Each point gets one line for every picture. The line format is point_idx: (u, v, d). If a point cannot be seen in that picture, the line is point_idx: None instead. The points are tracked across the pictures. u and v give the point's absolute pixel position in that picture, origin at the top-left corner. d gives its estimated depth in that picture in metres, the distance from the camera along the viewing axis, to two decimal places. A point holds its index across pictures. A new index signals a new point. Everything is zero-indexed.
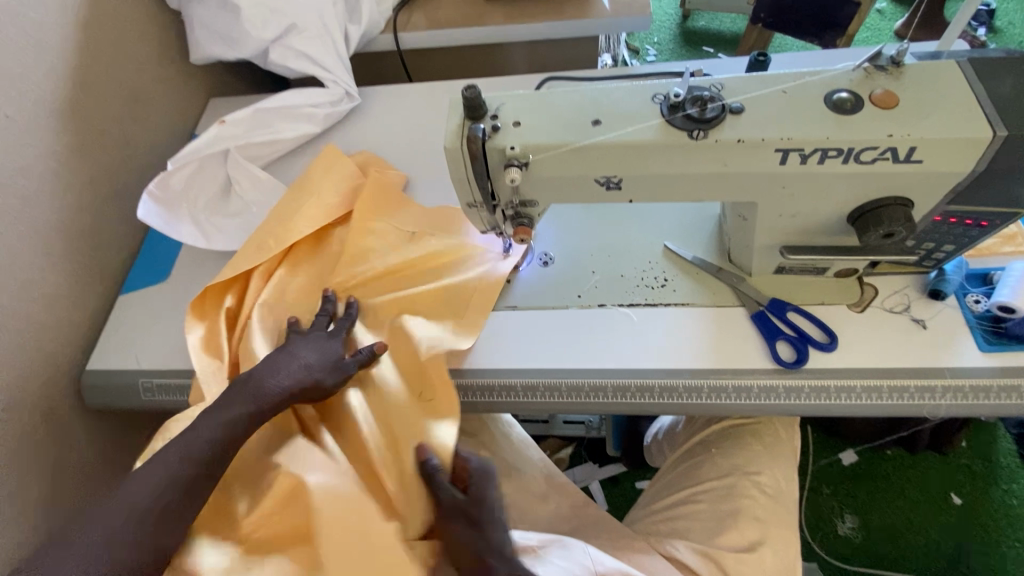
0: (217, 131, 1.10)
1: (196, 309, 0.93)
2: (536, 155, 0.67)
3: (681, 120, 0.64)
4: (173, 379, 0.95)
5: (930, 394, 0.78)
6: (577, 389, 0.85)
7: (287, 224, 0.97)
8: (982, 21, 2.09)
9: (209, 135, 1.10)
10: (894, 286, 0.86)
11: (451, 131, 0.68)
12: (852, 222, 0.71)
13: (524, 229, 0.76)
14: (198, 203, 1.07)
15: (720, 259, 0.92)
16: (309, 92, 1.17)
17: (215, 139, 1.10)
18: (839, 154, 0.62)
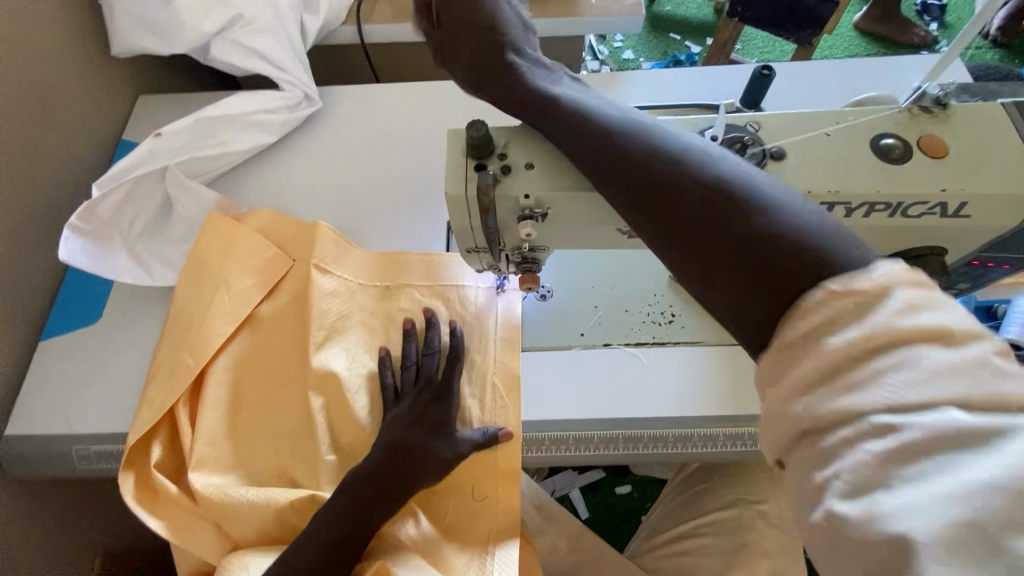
0: (152, 144, 0.94)
1: (126, 470, 0.78)
2: (554, 204, 0.58)
3: None
4: (116, 445, 0.81)
5: None
6: (586, 441, 0.80)
7: (204, 325, 0.83)
8: (933, 18, 2.07)
9: (143, 149, 0.93)
10: None
11: (452, 173, 0.58)
12: None
13: (531, 276, 0.67)
14: (134, 231, 0.92)
15: None
16: (261, 95, 1.01)
17: (151, 154, 0.94)
18: (886, 208, 0.57)
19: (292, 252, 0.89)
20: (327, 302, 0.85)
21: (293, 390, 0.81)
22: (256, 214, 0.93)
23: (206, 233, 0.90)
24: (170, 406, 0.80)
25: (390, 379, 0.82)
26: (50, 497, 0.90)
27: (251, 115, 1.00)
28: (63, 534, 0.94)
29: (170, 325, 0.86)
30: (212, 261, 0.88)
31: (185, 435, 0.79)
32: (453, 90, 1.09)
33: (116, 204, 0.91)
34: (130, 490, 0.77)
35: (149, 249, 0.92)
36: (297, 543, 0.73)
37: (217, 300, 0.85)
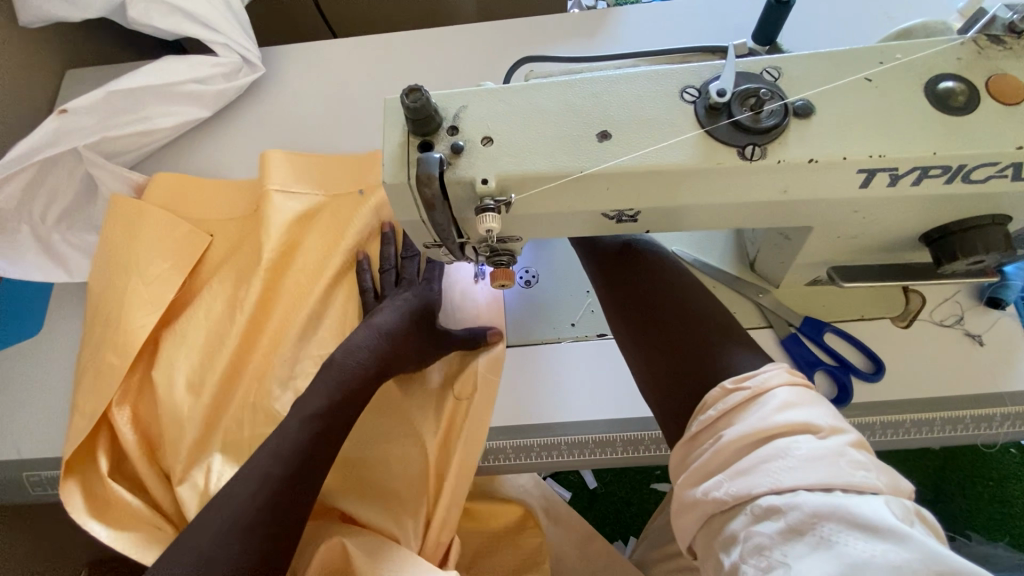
0: (54, 125, 0.79)
1: (68, 479, 0.71)
2: (520, 190, 0.46)
3: (725, 131, 0.44)
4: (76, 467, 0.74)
5: (986, 424, 0.67)
6: (580, 446, 0.70)
7: (122, 317, 0.75)
8: None
9: (45, 128, 0.79)
10: (942, 292, 0.72)
11: (391, 156, 0.47)
12: (929, 244, 0.55)
13: (504, 270, 0.56)
14: (46, 218, 0.83)
15: (740, 265, 0.76)
16: (189, 60, 0.87)
17: (58, 134, 0.79)
18: (944, 172, 0.44)
19: (207, 227, 0.82)
20: (294, 222, 0.80)
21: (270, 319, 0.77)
22: (160, 182, 0.84)
23: (109, 222, 0.81)
24: (104, 408, 0.73)
25: (370, 282, 0.78)
26: (13, 519, 0.85)
27: (178, 86, 0.86)
28: (39, 550, 0.89)
29: (99, 333, 0.76)
30: (119, 248, 0.80)
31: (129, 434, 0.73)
32: (418, 43, 0.94)
33: (19, 191, 0.80)
34: (77, 502, 0.70)
35: (65, 238, 0.83)
36: (277, 435, 0.65)
37: (131, 289, 0.77)
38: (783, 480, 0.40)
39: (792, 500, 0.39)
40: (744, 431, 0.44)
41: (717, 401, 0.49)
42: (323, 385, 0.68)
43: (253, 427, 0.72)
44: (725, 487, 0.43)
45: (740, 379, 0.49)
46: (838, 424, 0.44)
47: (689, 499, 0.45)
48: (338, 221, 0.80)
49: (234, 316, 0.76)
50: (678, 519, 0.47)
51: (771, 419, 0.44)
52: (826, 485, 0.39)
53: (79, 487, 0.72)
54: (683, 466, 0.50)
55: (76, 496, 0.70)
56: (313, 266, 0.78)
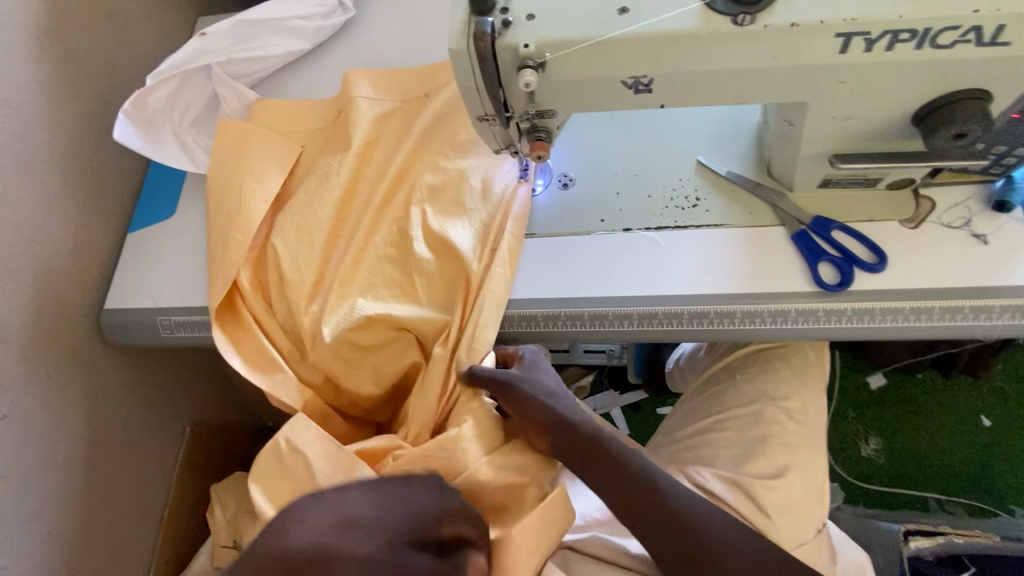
0: (195, 45, 1.03)
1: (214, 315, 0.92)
2: (554, 53, 0.58)
3: (724, 3, 0.54)
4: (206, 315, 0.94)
5: (985, 315, 0.72)
6: (601, 317, 0.82)
7: (243, 198, 0.95)
8: None
9: (189, 48, 1.02)
10: (953, 198, 0.77)
11: (455, 30, 0.60)
12: (918, 124, 0.62)
13: (542, 143, 0.69)
14: (183, 123, 1.04)
15: (759, 173, 0.84)
16: (297, 1, 1.06)
17: (197, 53, 1.03)
18: (912, 37, 0.53)
19: (302, 136, 1.02)
20: (379, 118, 0.99)
21: (354, 192, 0.95)
22: (269, 100, 1.04)
23: (226, 127, 1.02)
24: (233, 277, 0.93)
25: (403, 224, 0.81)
26: (143, 366, 1.07)
27: (286, 20, 1.05)
28: (158, 398, 1.11)
29: (221, 213, 0.95)
30: (238, 147, 0.99)
31: (254, 293, 0.93)
32: None
33: (165, 98, 1.02)
34: (219, 333, 0.90)
35: (195, 140, 1.04)
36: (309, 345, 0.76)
37: (247, 175, 0.96)
38: None
39: None
40: None
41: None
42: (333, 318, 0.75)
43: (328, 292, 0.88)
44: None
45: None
46: None
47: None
48: (411, 116, 0.98)
49: (317, 201, 0.94)
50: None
51: None
52: None
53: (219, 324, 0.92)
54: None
55: (225, 342, 0.90)
56: (390, 150, 0.96)
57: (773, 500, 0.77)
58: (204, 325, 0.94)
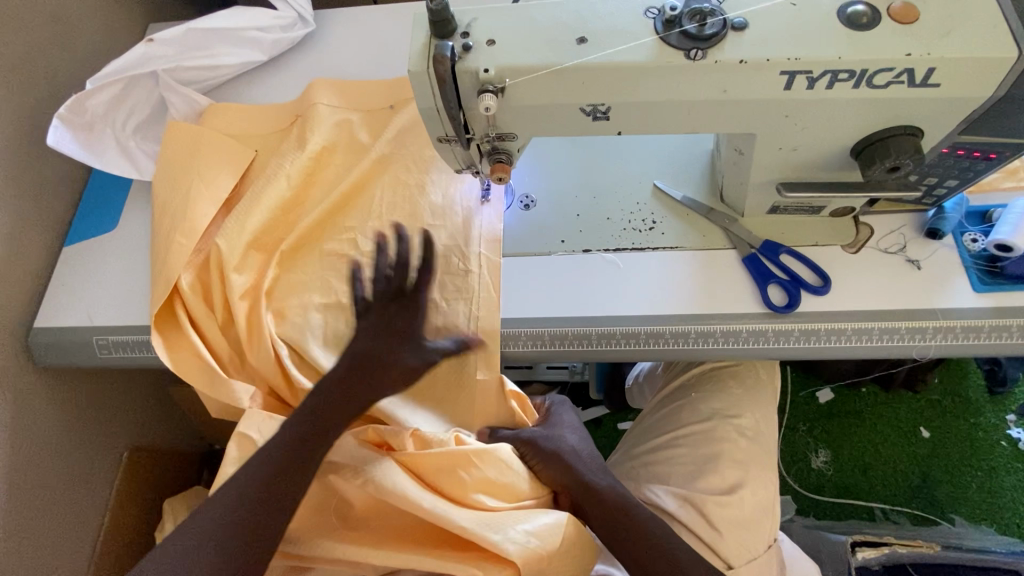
0: (142, 50, 0.98)
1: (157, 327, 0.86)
2: (514, 79, 0.59)
3: (677, 38, 0.57)
4: (148, 334, 0.89)
5: (919, 335, 0.77)
6: (561, 338, 0.82)
7: (187, 208, 0.91)
8: None
9: (135, 53, 0.98)
10: (889, 226, 0.82)
11: (416, 51, 0.60)
12: (856, 156, 0.65)
13: (502, 165, 0.69)
14: (125, 127, 0.99)
15: (712, 198, 0.87)
16: (254, 12, 1.04)
17: (144, 59, 0.99)
18: (850, 77, 0.56)
19: (253, 144, 0.99)
20: (339, 135, 0.97)
21: (306, 208, 0.93)
22: (219, 108, 1.01)
23: (171, 135, 0.97)
24: (173, 283, 0.87)
25: (361, 291, 0.79)
26: (78, 389, 1.00)
27: (242, 32, 1.03)
28: (95, 423, 1.04)
29: (165, 228, 0.90)
30: (186, 159, 0.95)
31: (195, 300, 0.87)
32: None
33: (107, 101, 0.97)
34: (161, 343, 0.85)
35: (138, 145, 1.00)
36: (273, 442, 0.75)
37: (194, 188, 0.92)
38: None
39: None
40: None
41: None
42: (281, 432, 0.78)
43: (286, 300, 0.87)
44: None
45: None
46: None
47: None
48: (373, 132, 0.97)
49: (270, 212, 0.91)
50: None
51: None
52: None
53: (161, 335, 0.86)
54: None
55: (164, 348, 0.85)
56: (348, 166, 0.95)
57: (726, 518, 0.79)
58: (146, 346, 0.89)
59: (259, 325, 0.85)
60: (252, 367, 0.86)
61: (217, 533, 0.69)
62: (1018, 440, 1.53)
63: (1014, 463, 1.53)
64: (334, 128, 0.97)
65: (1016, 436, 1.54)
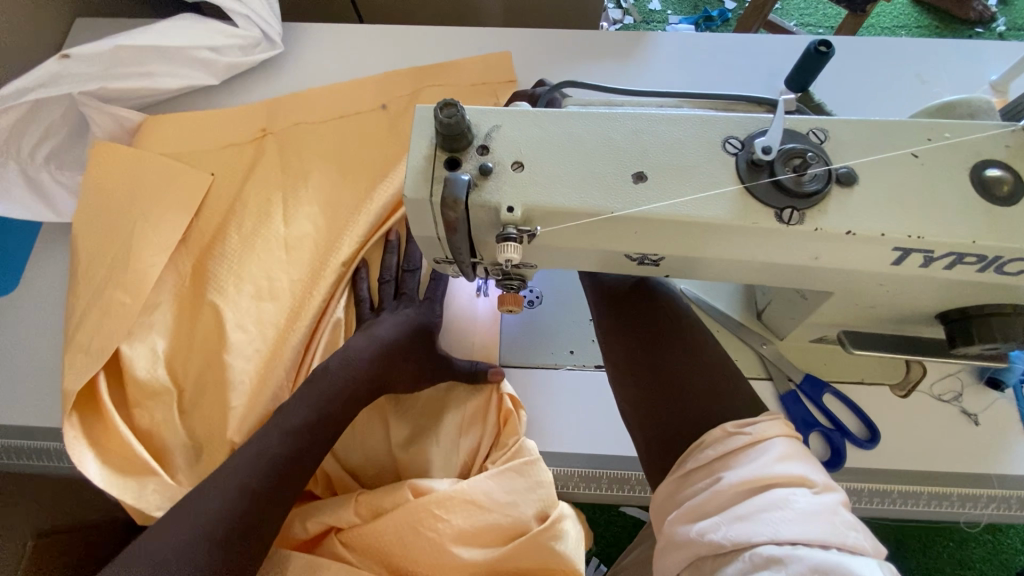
0: (53, 67, 0.75)
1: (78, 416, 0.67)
2: (545, 219, 0.44)
3: (766, 189, 0.43)
4: (50, 442, 0.70)
5: (971, 504, 0.67)
6: (563, 480, 0.68)
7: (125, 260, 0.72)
8: None
9: (43, 69, 0.75)
10: (943, 368, 0.72)
11: (416, 167, 0.44)
12: (945, 324, 0.54)
13: (513, 297, 0.54)
14: (34, 156, 0.79)
15: (746, 314, 0.74)
16: (205, 25, 0.83)
17: (55, 76, 0.76)
18: (978, 261, 0.43)
19: (208, 167, 0.80)
20: (312, 179, 0.79)
21: (279, 251, 0.76)
22: (160, 124, 0.81)
23: (100, 164, 0.77)
24: (114, 350, 0.69)
25: (366, 292, 0.76)
26: None
27: (190, 49, 0.82)
28: None
29: (99, 282, 0.72)
30: (121, 197, 0.76)
31: (150, 384, 0.69)
32: (448, 43, 0.91)
33: (6, 127, 0.76)
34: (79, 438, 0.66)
35: (55, 176, 0.81)
36: (249, 453, 0.60)
37: (136, 232, 0.73)
38: (782, 531, 0.40)
39: (793, 552, 0.39)
40: (741, 478, 0.44)
41: (714, 442, 0.49)
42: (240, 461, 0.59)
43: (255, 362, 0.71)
44: (723, 530, 0.42)
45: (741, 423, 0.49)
46: (829, 479, 0.45)
47: (683, 537, 0.45)
48: (348, 189, 0.79)
49: (242, 254, 0.75)
50: (662, 557, 0.46)
51: (768, 473, 0.44)
52: (823, 542, 0.39)
53: (80, 430, 0.66)
54: (670, 505, 0.50)
55: (82, 444, 0.66)
56: (326, 211, 0.78)
57: None
58: (46, 455, 0.71)
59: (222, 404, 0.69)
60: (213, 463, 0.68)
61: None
62: None
63: (985, 535, 1.43)
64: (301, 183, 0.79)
65: None
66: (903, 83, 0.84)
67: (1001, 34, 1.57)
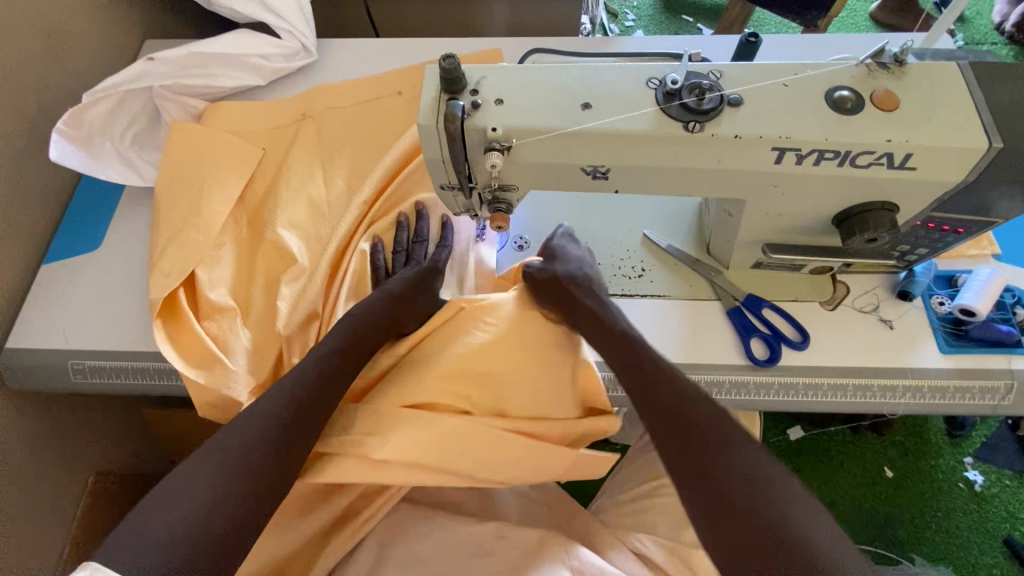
0: (141, 66, 0.97)
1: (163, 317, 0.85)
2: (520, 139, 0.61)
3: (676, 109, 0.59)
4: (127, 361, 0.86)
5: (889, 393, 0.80)
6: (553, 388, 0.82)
7: (196, 206, 0.91)
8: None
9: (134, 69, 0.97)
10: (864, 286, 0.86)
11: (426, 105, 0.62)
12: (836, 224, 0.69)
13: (501, 214, 0.70)
14: (124, 139, 0.99)
15: (698, 250, 0.90)
16: (256, 38, 1.04)
17: (142, 74, 0.98)
18: (835, 156, 0.59)
19: (261, 144, 0.98)
20: (340, 150, 0.98)
21: (315, 205, 0.94)
22: (216, 109, 1.00)
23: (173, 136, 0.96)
24: (189, 271, 0.87)
25: (382, 261, 0.90)
26: (42, 411, 0.96)
27: (245, 56, 1.02)
28: (58, 445, 1.00)
29: (177, 222, 0.90)
30: (187, 160, 0.94)
31: (217, 297, 0.87)
32: (451, 50, 1.11)
33: (104, 113, 0.96)
34: (160, 333, 0.83)
35: (139, 154, 0.99)
36: (263, 407, 0.72)
37: (204, 186, 0.92)
38: None
39: None
40: None
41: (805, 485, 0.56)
42: (258, 414, 0.72)
43: (293, 287, 0.88)
44: None
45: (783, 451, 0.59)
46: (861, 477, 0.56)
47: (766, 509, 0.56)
48: (371, 161, 0.97)
49: (288, 207, 0.93)
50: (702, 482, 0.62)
51: None
52: None
53: (164, 329, 0.84)
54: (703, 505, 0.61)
55: (164, 337, 0.83)
56: (350, 175, 0.97)
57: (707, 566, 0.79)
58: (124, 372, 0.86)
59: (270, 313, 0.87)
60: (263, 358, 0.85)
61: (228, 473, 0.66)
62: (976, 483, 1.42)
63: (970, 505, 1.42)
64: (333, 156, 0.97)
65: (972, 478, 1.43)
66: (819, 59, 1.03)
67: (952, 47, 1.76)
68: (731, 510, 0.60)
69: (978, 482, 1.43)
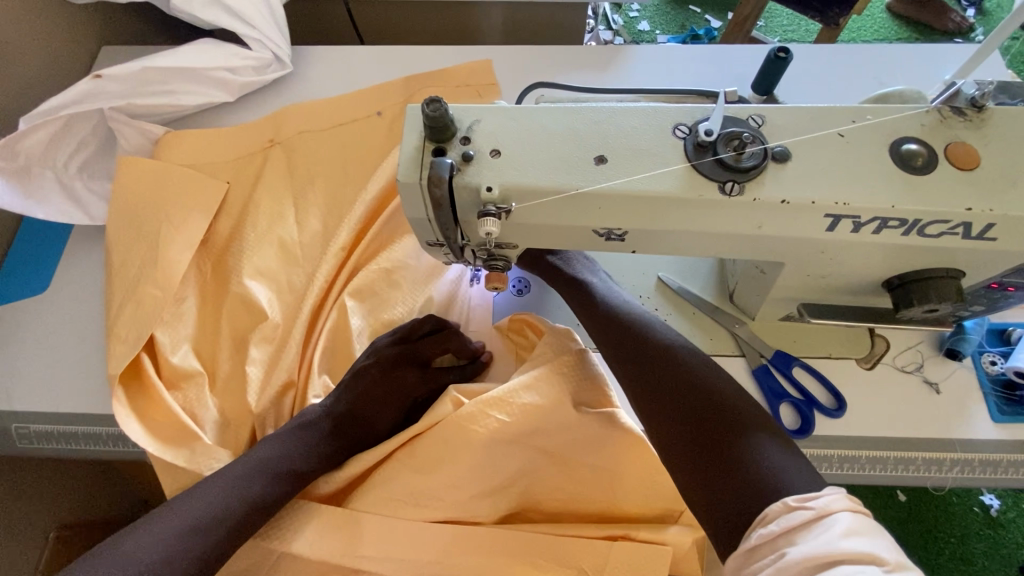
0: (86, 86, 0.86)
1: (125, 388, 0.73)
2: (520, 200, 0.51)
3: (710, 166, 0.49)
4: (75, 425, 0.75)
5: (936, 467, 0.71)
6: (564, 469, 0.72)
7: (154, 249, 0.80)
8: (972, 1, 1.70)
9: (78, 89, 0.85)
10: (905, 341, 0.77)
11: (407, 157, 0.51)
12: (889, 290, 0.59)
13: (498, 274, 0.60)
14: (68, 168, 0.88)
15: (719, 296, 0.80)
16: (222, 50, 0.92)
17: (88, 94, 0.86)
18: (900, 225, 0.49)
19: (225, 175, 0.88)
20: (317, 179, 0.87)
21: (288, 243, 0.84)
22: (175, 136, 0.89)
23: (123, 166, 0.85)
24: (150, 334, 0.76)
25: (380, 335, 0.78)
26: None
27: (209, 71, 0.91)
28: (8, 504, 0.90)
29: (132, 265, 0.79)
30: (144, 192, 0.84)
31: (181, 362, 0.76)
32: (442, 59, 0.99)
33: (44, 141, 0.85)
34: (124, 406, 0.71)
35: (86, 186, 0.89)
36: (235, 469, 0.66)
37: (162, 223, 0.82)
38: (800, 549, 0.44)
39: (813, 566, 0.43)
40: (805, 552, 0.43)
41: (777, 516, 0.48)
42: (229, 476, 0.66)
43: (266, 344, 0.78)
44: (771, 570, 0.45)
45: (801, 497, 0.48)
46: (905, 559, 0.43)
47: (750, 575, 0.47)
48: (351, 192, 0.86)
49: (258, 247, 0.83)
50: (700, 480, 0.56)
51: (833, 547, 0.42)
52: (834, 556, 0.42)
53: (128, 401, 0.73)
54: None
55: (129, 413, 0.71)
56: (329, 208, 0.86)
57: None
58: (73, 439, 0.75)
59: (240, 376, 0.77)
60: (238, 428, 0.75)
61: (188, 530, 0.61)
62: (992, 506, 1.29)
63: (985, 530, 1.29)
64: (308, 186, 0.87)
65: (988, 502, 1.31)
66: (851, 73, 0.92)
67: (978, 43, 1.64)
68: (721, 489, 0.54)
69: (994, 505, 1.31)
